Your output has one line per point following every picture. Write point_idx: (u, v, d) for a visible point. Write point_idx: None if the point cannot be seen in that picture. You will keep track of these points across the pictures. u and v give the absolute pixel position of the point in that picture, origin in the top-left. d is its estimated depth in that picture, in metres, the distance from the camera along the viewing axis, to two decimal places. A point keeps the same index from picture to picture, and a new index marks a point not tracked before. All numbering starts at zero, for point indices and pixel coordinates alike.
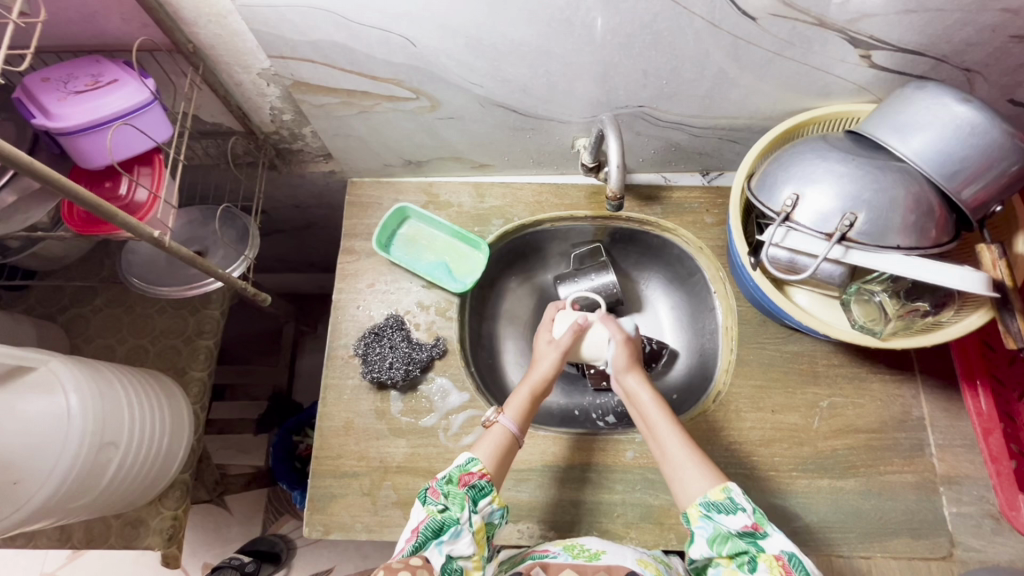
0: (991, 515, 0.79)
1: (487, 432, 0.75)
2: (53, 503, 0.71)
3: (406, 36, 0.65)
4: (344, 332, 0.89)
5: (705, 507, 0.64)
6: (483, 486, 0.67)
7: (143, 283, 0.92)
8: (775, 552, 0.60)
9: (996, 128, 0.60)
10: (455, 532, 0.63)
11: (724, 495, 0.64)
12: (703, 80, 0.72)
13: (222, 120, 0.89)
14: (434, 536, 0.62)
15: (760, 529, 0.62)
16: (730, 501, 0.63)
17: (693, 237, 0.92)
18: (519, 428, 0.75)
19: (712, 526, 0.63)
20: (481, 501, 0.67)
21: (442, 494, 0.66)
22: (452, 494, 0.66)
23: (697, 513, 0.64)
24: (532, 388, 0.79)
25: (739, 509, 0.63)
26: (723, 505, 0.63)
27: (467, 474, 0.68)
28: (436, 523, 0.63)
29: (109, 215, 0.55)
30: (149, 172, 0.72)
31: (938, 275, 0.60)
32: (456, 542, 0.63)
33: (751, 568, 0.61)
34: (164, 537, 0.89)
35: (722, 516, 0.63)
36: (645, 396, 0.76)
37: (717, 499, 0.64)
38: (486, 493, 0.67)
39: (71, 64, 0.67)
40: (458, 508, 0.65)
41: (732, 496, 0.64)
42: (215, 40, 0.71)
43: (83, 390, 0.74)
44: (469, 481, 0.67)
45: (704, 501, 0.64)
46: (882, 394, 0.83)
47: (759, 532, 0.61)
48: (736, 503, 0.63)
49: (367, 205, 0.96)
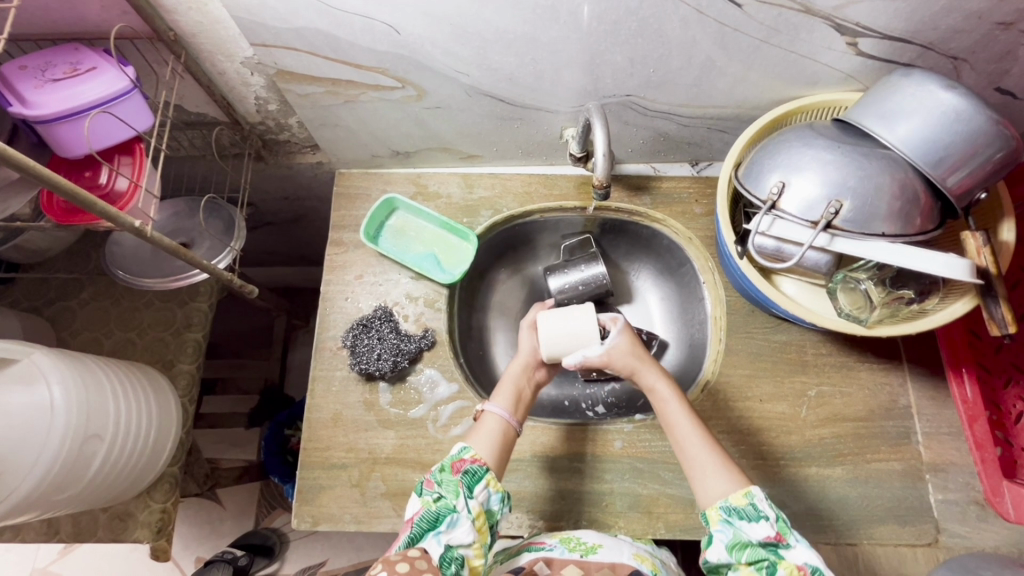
0: (977, 502, 0.79)
1: (479, 425, 0.74)
2: (37, 496, 0.71)
3: (390, 24, 0.64)
4: (332, 324, 0.89)
5: (726, 511, 0.64)
6: (476, 472, 0.68)
7: (128, 276, 0.92)
8: (797, 563, 0.61)
9: (980, 114, 0.60)
10: (452, 521, 0.63)
11: (746, 501, 0.64)
12: (690, 68, 0.72)
13: (207, 110, 0.88)
14: (431, 527, 0.63)
15: (782, 539, 0.62)
16: (753, 508, 0.63)
17: (682, 227, 0.92)
18: (515, 418, 0.75)
19: (732, 532, 0.63)
20: (476, 487, 0.67)
21: (436, 483, 0.67)
22: (446, 481, 0.67)
23: (716, 516, 0.65)
24: (515, 377, 0.79)
25: (762, 517, 0.63)
26: (745, 511, 0.64)
27: (459, 461, 0.69)
28: (431, 513, 0.63)
29: (88, 205, 0.54)
30: (130, 161, 0.72)
31: (923, 261, 0.60)
32: (454, 531, 0.63)
33: (769, 574, 0.61)
34: (152, 530, 0.88)
35: (744, 523, 0.63)
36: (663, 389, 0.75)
37: (739, 504, 0.64)
38: (480, 479, 0.67)
39: (49, 52, 0.66)
40: (453, 496, 0.65)
41: (755, 502, 0.64)
42: (197, 28, 0.70)
43: (68, 382, 0.74)
44: (462, 467, 0.68)
45: (726, 505, 0.65)
46: (869, 383, 0.83)
47: (781, 542, 0.62)
48: (759, 510, 0.63)
49: (355, 196, 0.95)
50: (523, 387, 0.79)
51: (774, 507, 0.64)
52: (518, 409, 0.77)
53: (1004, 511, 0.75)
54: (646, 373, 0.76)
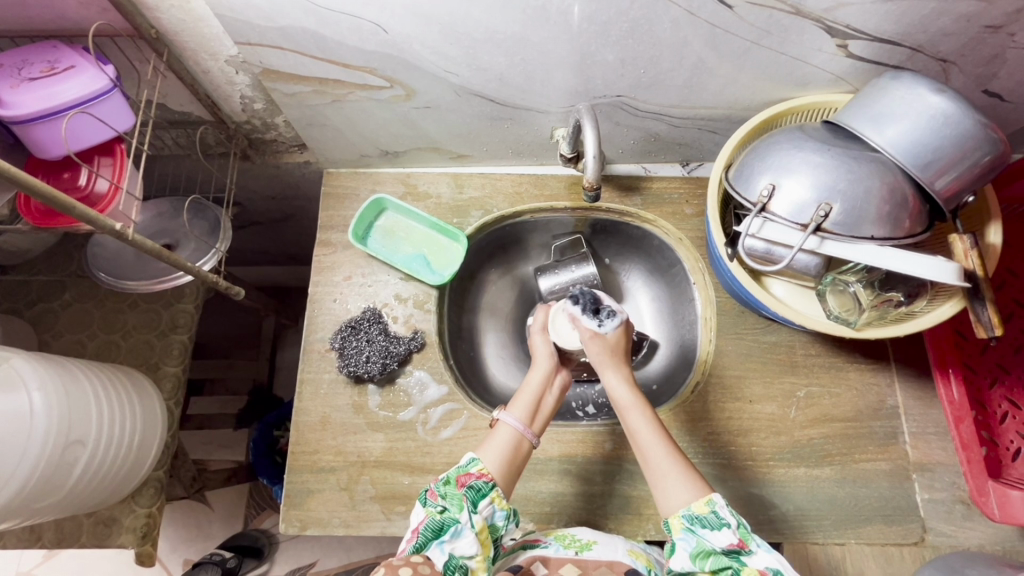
0: (962, 501, 0.80)
1: (494, 435, 0.74)
2: (18, 502, 0.69)
3: (377, 23, 0.63)
4: (320, 326, 0.88)
5: (688, 519, 0.63)
6: (482, 487, 0.67)
7: (110, 278, 0.91)
8: (759, 567, 0.60)
9: (968, 118, 0.60)
10: (456, 531, 0.63)
11: (708, 509, 0.63)
12: (681, 69, 0.72)
13: (191, 109, 0.86)
14: (434, 536, 0.62)
15: (745, 546, 0.61)
16: (715, 516, 0.62)
17: (672, 228, 0.92)
18: (532, 430, 0.75)
19: (695, 540, 0.62)
20: (481, 502, 0.66)
21: (440, 495, 0.66)
22: (451, 494, 0.66)
23: (679, 524, 0.63)
24: (536, 386, 0.78)
25: (724, 525, 0.62)
26: (707, 519, 0.62)
27: (465, 475, 0.68)
28: (436, 522, 0.63)
29: (67, 208, 0.53)
30: (110, 162, 0.70)
31: (913, 264, 0.60)
32: (457, 541, 0.63)
33: None
34: (137, 535, 0.87)
35: (706, 531, 0.62)
36: (624, 395, 0.74)
37: (700, 512, 0.63)
38: (486, 494, 0.67)
39: (27, 49, 0.65)
40: (457, 509, 0.65)
41: (716, 510, 0.63)
42: (179, 26, 0.68)
43: (48, 387, 0.72)
44: (468, 482, 0.67)
45: (687, 513, 0.64)
46: (858, 383, 0.84)
47: (744, 549, 0.61)
48: (721, 518, 0.62)
49: (344, 196, 0.94)
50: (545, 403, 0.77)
51: (736, 514, 0.63)
52: (535, 421, 0.76)
53: (989, 511, 0.74)
54: (608, 371, 0.76)
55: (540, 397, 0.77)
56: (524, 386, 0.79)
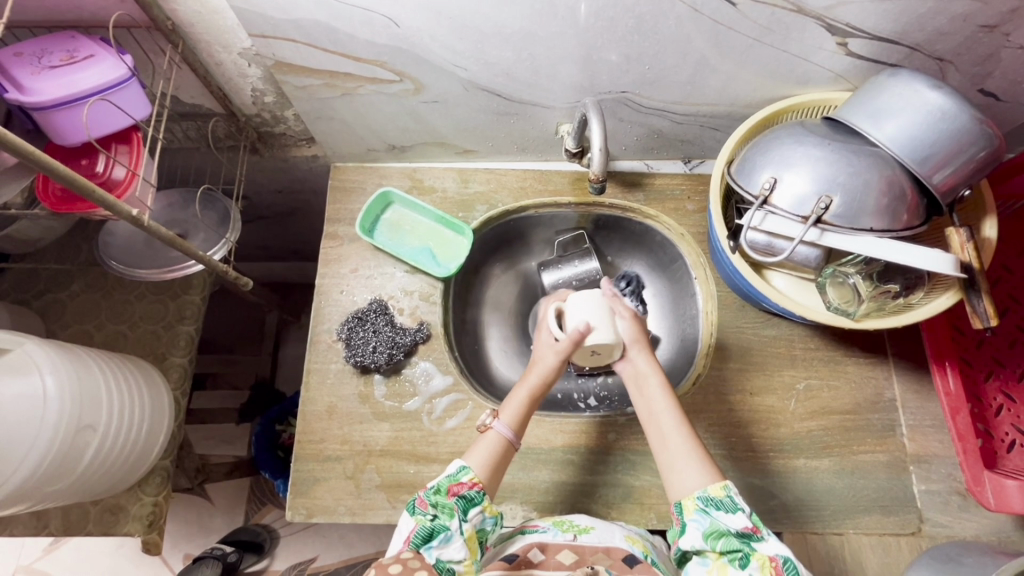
0: (958, 492, 0.81)
1: (482, 438, 0.74)
2: (29, 486, 0.70)
3: (389, 16, 0.65)
4: (326, 317, 0.89)
5: (702, 501, 0.64)
6: (473, 497, 0.68)
7: (122, 267, 0.92)
8: (769, 554, 0.60)
9: (964, 113, 0.62)
10: (446, 537, 0.64)
11: (724, 493, 0.64)
12: (684, 65, 0.73)
13: (203, 101, 0.88)
14: (424, 543, 0.63)
15: (757, 532, 0.62)
16: (731, 500, 0.64)
17: (675, 224, 0.93)
18: (515, 434, 0.75)
19: (708, 521, 0.63)
20: (471, 511, 0.67)
21: (431, 504, 0.66)
22: (441, 504, 0.66)
23: (693, 506, 0.65)
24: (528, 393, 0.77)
25: (739, 509, 0.63)
26: (723, 502, 0.64)
27: (457, 484, 0.68)
28: (426, 530, 0.64)
29: (86, 192, 0.54)
30: (127, 150, 0.72)
31: (910, 256, 0.62)
32: (446, 547, 0.63)
33: (743, 566, 0.60)
34: (144, 523, 0.88)
35: (721, 513, 0.63)
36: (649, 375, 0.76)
37: (717, 496, 0.64)
38: (476, 503, 0.68)
39: (45, 38, 0.66)
40: (447, 516, 0.65)
41: (732, 495, 0.64)
42: (195, 17, 0.70)
43: (61, 372, 0.73)
44: (459, 491, 0.68)
45: (703, 495, 0.65)
46: (856, 376, 0.85)
47: (756, 534, 0.62)
48: (736, 503, 0.64)
49: (351, 190, 0.96)
50: (529, 406, 0.77)
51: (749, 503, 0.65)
52: (522, 426, 0.76)
53: (984, 500, 0.75)
54: (636, 351, 0.79)
55: (531, 402, 0.77)
56: (519, 389, 0.78)
